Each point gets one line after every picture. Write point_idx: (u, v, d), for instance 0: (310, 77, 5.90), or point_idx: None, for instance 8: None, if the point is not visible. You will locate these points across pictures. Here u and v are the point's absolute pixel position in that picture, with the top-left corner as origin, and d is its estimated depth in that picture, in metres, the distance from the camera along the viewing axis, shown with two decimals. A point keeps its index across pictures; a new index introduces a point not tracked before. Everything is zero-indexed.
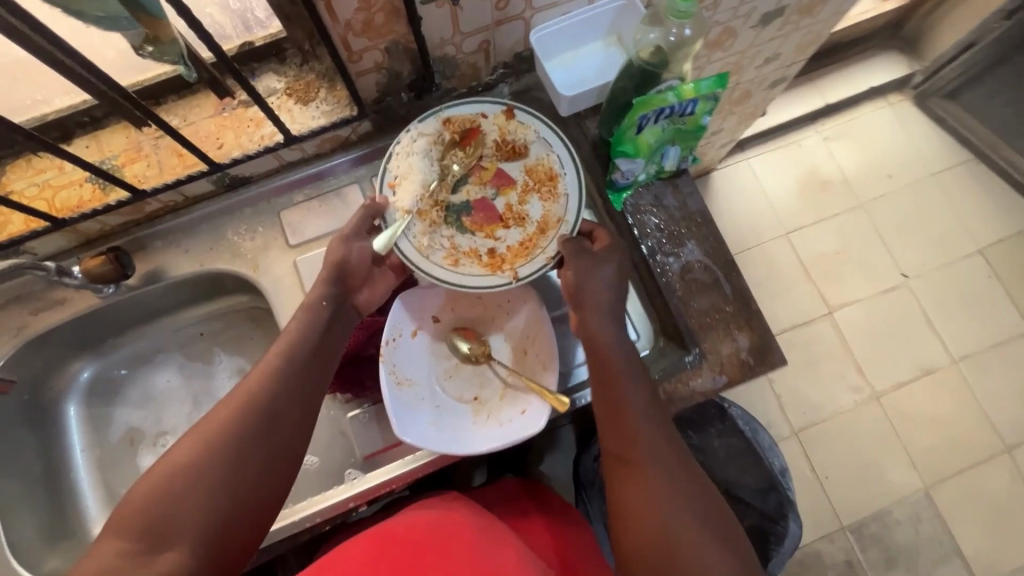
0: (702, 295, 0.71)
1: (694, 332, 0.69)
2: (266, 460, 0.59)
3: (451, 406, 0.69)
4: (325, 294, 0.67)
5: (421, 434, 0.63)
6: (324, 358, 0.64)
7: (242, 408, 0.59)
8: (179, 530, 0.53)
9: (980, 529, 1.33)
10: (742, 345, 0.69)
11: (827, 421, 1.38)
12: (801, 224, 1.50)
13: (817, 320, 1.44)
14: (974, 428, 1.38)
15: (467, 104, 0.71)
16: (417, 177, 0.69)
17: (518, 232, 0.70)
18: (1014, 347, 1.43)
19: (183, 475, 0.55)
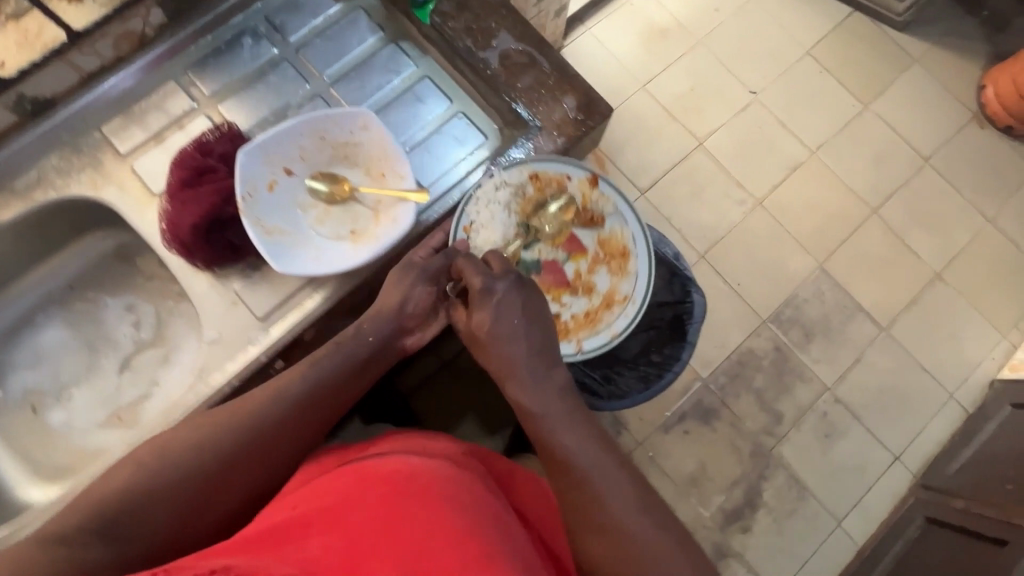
0: (524, 73, 0.90)
1: (525, 106, 0.90)
2: (241, 475, 0.68)
3: (331, 243, 0.83)
4: (376, 334, 0.80)
5: (301, 264, 0.77)
6: (325, 399, 0.74)
7: (238, 426, 0.69)
8: (146, 516, 0.62)
9: (873, 283, 1.52)
10: (569, 106, 0.91)
11: (724, 237, 1.52)
12: (654, 74, 1.61)
13: (691, 154, 1.56)
14: (845, 201, 1.57)
15: (559, 167, 0.90)
16: (496, 226, 0.88)
17: (585, 301, 0.91)
18: (856, 125, 1.62)
19: (171, 468, 0.64)
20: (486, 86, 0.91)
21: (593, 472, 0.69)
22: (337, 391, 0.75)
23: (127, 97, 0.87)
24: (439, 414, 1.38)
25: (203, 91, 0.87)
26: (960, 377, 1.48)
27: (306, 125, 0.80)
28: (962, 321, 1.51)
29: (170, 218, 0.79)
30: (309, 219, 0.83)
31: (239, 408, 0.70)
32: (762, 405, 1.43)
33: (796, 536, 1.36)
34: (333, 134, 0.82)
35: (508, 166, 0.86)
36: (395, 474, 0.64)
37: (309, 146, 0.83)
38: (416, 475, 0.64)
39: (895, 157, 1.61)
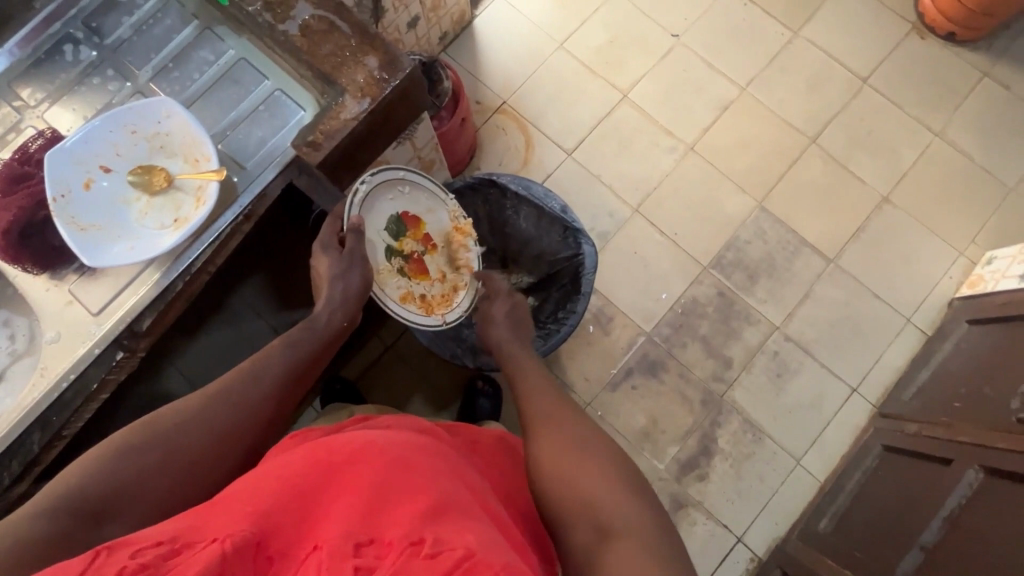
0: (325, 40, 0.67)
1: (330, 76, 0.67)
2: (229, 447, 0.62)
3: (149, 235, 0.67)
4: (349, 316, 0.78)
5: (113, 258, 0.65)
6: (298, 375, 0.72)
7: (207, 408, 0.62)
8: (126, 502, 0.54)
9: (815, 215, 1.47)
10: (371, 66, 0.66)
11: (657, 187, 1.49)
12: (571, 31, 1.57)
13: (616, 108, 1.53)
14: (780, 133, 1.52)
15: (421, 181, 0.90)
16: (377, 218, 0.85)
17: (439, 286, 0.92)
18: (788, 55, 1.56)
19: (146, 449, 0.57)
20: (289, 59, 0.70)
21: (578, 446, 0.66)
22: (304, 367, 0.72)
23: None
24: (385, 396, 1.40)
25: (28, 101, 0.72)
26: (916, 300, 1.43)
27: (111, 120, 0.68)
28: (914, 242, 1.45)
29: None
30: (130, 211, 0.68)
31: (217, 387, 0.65)
32: (709, 352, 1.41)
33: (755, 478, 1.34)
34: (144, 125, 0.69)
35: (382, 171, 0.82)
36: (355, 439, 0.57)
37: (134, 126, 0.69)
38: (382, 438, 0.57)
39: (831, 81, 1.54)
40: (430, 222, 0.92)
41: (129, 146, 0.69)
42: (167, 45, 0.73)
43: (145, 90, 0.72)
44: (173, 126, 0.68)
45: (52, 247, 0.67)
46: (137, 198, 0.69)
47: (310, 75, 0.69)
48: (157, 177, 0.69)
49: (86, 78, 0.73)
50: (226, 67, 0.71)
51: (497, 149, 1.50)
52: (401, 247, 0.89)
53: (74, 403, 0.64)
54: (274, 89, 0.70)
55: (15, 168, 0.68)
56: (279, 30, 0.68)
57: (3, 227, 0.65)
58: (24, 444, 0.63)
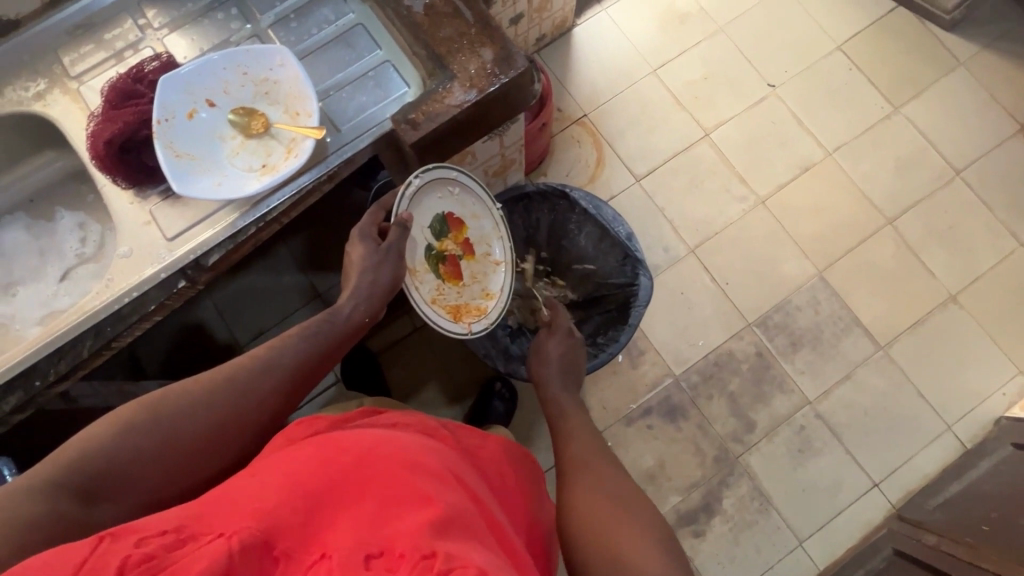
0: (445, 24, 0.67)
1: (442, 59, 0.67)
2: (229, 437, 0.62)
3: (237, 175, 0.69)
4: (371, 316, 0.78)
5: (200, 191, 0.66)
6: (309, 370, 0.70)
7: (214, 397, 0.62)
8: (124, 484, 0.55)
9: (876, 298, 1.42)
10: (485, 58, 0.66)
11: (719, 233, 1.46)
12: (668, 59, 1.55)
13: (695, 145, 1.50)
14: (856, 207, 1.47)
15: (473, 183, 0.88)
16: (423, 216, 0.84)
17: (468, 293, 0.91)
18: (883, 130, 1.51)
19: (149, 435, 0.57)
20: (404, 34, 0.69)
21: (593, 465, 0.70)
22: (317, 362, 0.71)
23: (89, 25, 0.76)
24: (402, 377, 1.41)
25: (152, 22, 0.75)
26: (962, 409, 1.36)
27: (226, 59, 0.70)
28: (972, 349, 1.39)
29: (92, 133, 0.70)
30: (224, 147, 0.70)
31: (227, 373, 0.64)
32: (733, 410, 1.37)
33: (751, 548, 1.30)
34: (255, 69, 0.70)
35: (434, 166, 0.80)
36: (364, 442, 0.57)
37: (246, 67, 0.70)
38: (391, 445, 0.57)
39: (922, 166, 1.49)
40: (474, 227, 0.91)
41: (237, 86, 0.70)
42: None
43: (263, 36, 0.74)
44: (283, 76, 0.70)
45: (144, 166, 0.69)
46: (232, 137, 0.71)
47: (423, 54, 0.69)
48: (256, 120, 0.70)
49: (209, 13, 0.75)
50: (342, 30, 0.72)
51: (568, 160, 1.49)
52: (439, 248, 0.88)
53: (129, 318, 0.66)
54: (384, 60, 0.71)
55: (129, 85, 0.70)
56: (404, 5, 0.69)
57: (107, 138, 0.67)
58: (76, 346, 0.65)
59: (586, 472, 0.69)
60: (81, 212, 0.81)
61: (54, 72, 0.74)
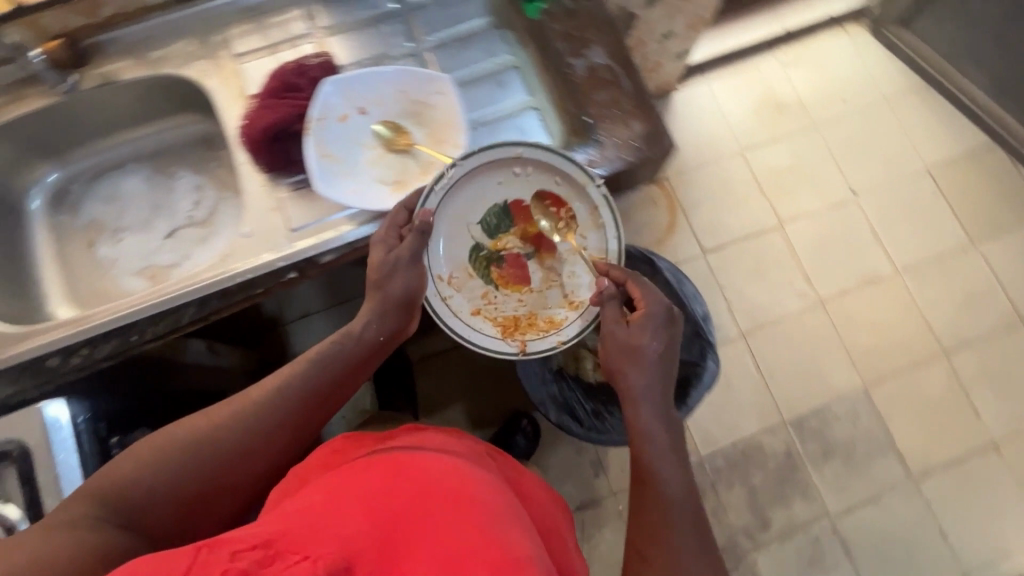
0: (602, 91, 0.80)
1: (594, 122, 0.79)
2: (242, 464, 0.66)
3: (372, 183, 0.78)
4: (387, 332, 0.76)
5: (340, 193, 0.75)
6: (325, 394, 0.72)
7: (227, 429, 0.65)
8: (149, 510, 0.59)
9: (918, 427, 1.39)
10: (634, 130, 0.79)
11: (773, 324, 1.45)
12: (758, 142, 1.57)
13: (766, 232, 1.51)
14: (916, 331, 1.45)
15: (542, 163, 0.79)
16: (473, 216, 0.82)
17: (529, 301, 0.85)
18: (956, 260, 1.50)
19: (171, 466, 0.61)
20: (559, 91, 0.81)
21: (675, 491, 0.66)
22: (333, 385, 0.72)
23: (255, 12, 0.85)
24: (431, 390, 1.41)
25: (321, 23, 0.84)
26: (983, 560, 1.32)
27: (392, 78, 0.80)
28: (1005, 502, 1.35)
29: (248, 116, 0.80)
30: (365, 153, 0.80)
31: (243, 402, 0.68)
32: (751, 505, 1.34)
33: None
34: (413, 90, 0.80)
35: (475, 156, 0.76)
36: (431, 466, 0.57)
37: (405, 86, 0.80)
38: (457, 472, 0.58)
39: (989, 305, 1.47)
40: (548, 222, 0.84)
41: (391, 103, 0.80)
42: (455, 27, 0.84)
43: (422, 55, 0.83)
44: (438, 102, 0.80)
45: (286, 156, 0.79)
46: (372, 147, 0.80)
47: (574, 111, 0.80)
48: (400, 137, 0.80)
49: (378, 23, 0.84)
50: (496, 71, 0.83)
51: (639, 218, 1.50)
52: (496, 248, 0.84)
53: (234, 296, 0.72)
54: (532, 109, 0.82)
55: (291, 78, 0.80)
56: (568, 63, 0.80)
57: (265, 124, 0.78)
58: (178, 312, 0.71)
59: (667, 508, 0.65)
60: (198, 176, 0.91)
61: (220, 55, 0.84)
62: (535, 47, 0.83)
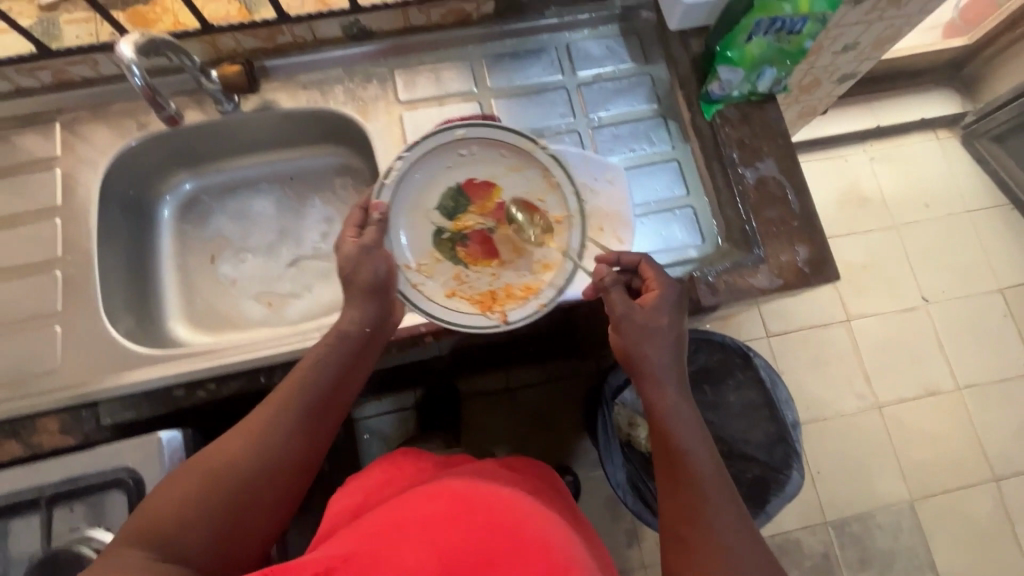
0: (770, 206, 0.66)
1: (759, 236, 0.65)
2: (265, 483, 0.59)
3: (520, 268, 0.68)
4: (381, 319, 0.67)
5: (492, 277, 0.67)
6: (336, 390, 0.65)
7: (244, 447, 0.59)
8: (191, 545, 0.53)
9: (959, 550, 1.37)
10: (800, 255, 0.64)
11: (828, 420, 1.43)
12: (836, 234, 1.56)
13: (833, 325, 1.49)
14: (969, 452, 1.43)
15: (488, 129, 0.69)
16: (428, 197, 0.71)
17: (512, 273, 0.70)
18: (1018, 386, 1.48)
19: (198, 495, 0.55)
20: (725, 195, 0.68)
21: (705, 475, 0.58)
22: (344, 379, 0.66)
23: (431, 59, 0.76)
24: (477, 430, 1.38)
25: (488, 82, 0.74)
26: None
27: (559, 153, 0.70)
28: None
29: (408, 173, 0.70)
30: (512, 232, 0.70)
31: (253, 415, 0.61)
32: None
33: None
34: (579, 170, 0.70)
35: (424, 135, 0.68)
36: (479, 491, 0.56)
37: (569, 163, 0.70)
38: (502, 498, 0.56)
39: None
40: (509, 191, 0.70)
41: (553, 178, 0.70)
42: (621, 105, 0.74)
43: (583, 133, 0.73)
44: (604, 189, 0.70)
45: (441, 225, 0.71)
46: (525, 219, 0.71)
47: (738, 220, 0.66)
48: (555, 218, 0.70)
49: (540, 92, 0.75)
50: (657, 161, 0.72)
51: None
52: (456, 228, 0.72)
53: (366, 356, 0.70)
54: (685, 208, 0.70)
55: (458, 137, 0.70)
56: (736, 171, 0.67)
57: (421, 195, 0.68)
58: None
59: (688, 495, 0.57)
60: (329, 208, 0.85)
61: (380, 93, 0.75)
62: (711, 139, 0.69)
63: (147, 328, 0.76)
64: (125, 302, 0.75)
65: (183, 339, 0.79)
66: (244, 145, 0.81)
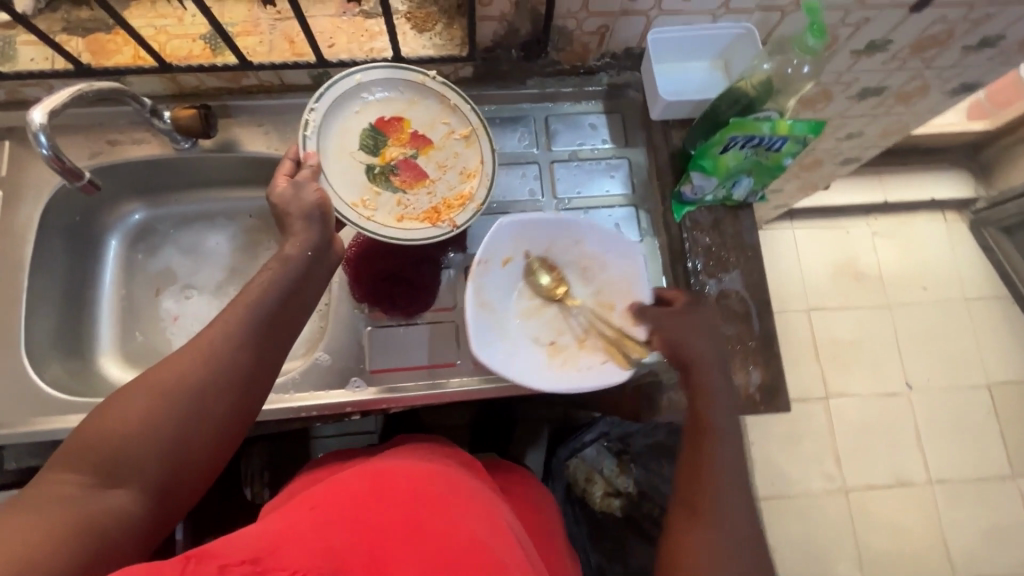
0: (729, 323, 0.65)
1: None
2: (211, 410, 0.52)
3: (525, 342, 0.67)
4: (315, 244, 0.61)
5: (495, 356, 0.63)
6: (286, 314, 0.58)
7: (189, 368, 0.52)
8: (133, 470, 0.48)
9: None
10: (753, 380, 0.64)
11: (792, 498, 1.40)
12: (827, 306, 1.52)
13: (810, 401, 1.46)
14: (932, 548, 1.39)
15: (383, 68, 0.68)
16: (346, 138, 0.68)
17: (448, 182, 0.69)
18: (993, 487, 1.44)
19: (139, 412, 0.49)
20: None
21: (728, 457, 0.58)
22: (292, 305, 0.59)
23: None
24: None
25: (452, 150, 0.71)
26: None
27: (570, 227, 0.67)
28: None
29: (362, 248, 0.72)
30: (518, 305, 0.69)
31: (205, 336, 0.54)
32: None
33: None
34: (590, 244, 0.69)
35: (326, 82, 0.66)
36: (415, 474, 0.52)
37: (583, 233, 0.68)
38: (433, 480, 0.52)
39: (1014, 544, 1.41)
40: (417, 117, 0.69)
41: (566, 253, 0.69)
42: (591, 190, 0.72)
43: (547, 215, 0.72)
44: (614, 267, 0.69)
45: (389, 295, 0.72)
46: (531, 295, 0.70)
47: None
48: (562, 288, 0.70)
49: (509, 165, 0.73)
50: None
51: None
52: (382, 161, 0.69)
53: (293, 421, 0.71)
54: None
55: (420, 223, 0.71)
56: (698, 281, 0.67)
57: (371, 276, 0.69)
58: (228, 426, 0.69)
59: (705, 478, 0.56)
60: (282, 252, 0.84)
61: None
62: (678, 246, 0.69)
63: (77, 360, 0.75)
64: (54, 337, 0.73)
65: (113, 377, 0.76)
66: (201, 181, 0.80)
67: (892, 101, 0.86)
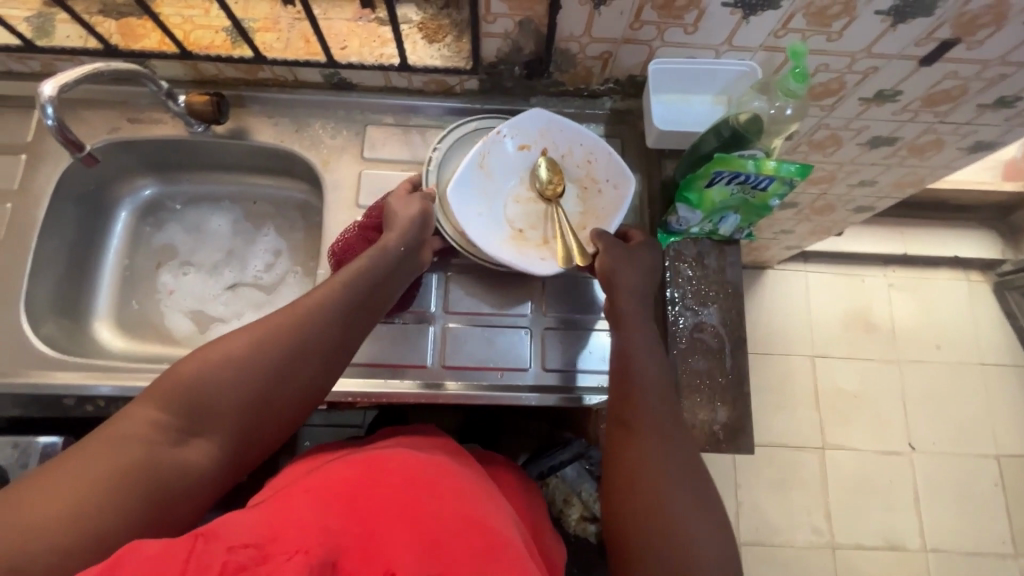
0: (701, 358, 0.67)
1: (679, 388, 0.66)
2: (286, 381, 0.55)
3: (496, 215, 0.71)
4: (410, 245, 0.65)
5: (463, 207, 0.68)
6: (364, 301, 0.61)
7: (271, 339, 0.55)
8: (212, 422, 0.52)
9: None
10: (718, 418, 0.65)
11: (775, 547, 1.35)
12: (832, 353, 1.49)
13: (805, 449, 1.42)
14: None
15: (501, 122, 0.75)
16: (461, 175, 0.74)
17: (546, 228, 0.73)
18: (992, 564, 1.37)
19: (224, 370, 0.52)
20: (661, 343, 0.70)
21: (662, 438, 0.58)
22: (371, 293, 0.61)
23: (404, 120, 0.78)
24: None
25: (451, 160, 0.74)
26: None
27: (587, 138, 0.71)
28: None
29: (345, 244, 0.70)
30: (515, 187, 0.73)
31: (293, 308, 0.58)
32: None
33: None
34: (599, 164, 0.72)
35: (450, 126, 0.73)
36: (407, 465, 0.52)
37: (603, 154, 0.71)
38: (423, 470, 0.52)
39: None
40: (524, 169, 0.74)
41: (575, 163, 0.73)
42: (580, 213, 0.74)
43: None
44: (609, 192, 0.72)
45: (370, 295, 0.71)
46: (527, 185, 0.73)
47: None
48: (553, 189, 0.73)
49: None
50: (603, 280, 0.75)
51: None
52: None
53: None
54: None
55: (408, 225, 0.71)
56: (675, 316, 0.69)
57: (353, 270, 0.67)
58: None
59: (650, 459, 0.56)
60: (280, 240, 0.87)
61: (350, 144, 0.77)
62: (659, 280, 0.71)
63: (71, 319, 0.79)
64: (53, 294, 0.77)
65: (104, 339, 0.81)
66: (212, 165, 0.85)
67: (906, 152, 0.84)
